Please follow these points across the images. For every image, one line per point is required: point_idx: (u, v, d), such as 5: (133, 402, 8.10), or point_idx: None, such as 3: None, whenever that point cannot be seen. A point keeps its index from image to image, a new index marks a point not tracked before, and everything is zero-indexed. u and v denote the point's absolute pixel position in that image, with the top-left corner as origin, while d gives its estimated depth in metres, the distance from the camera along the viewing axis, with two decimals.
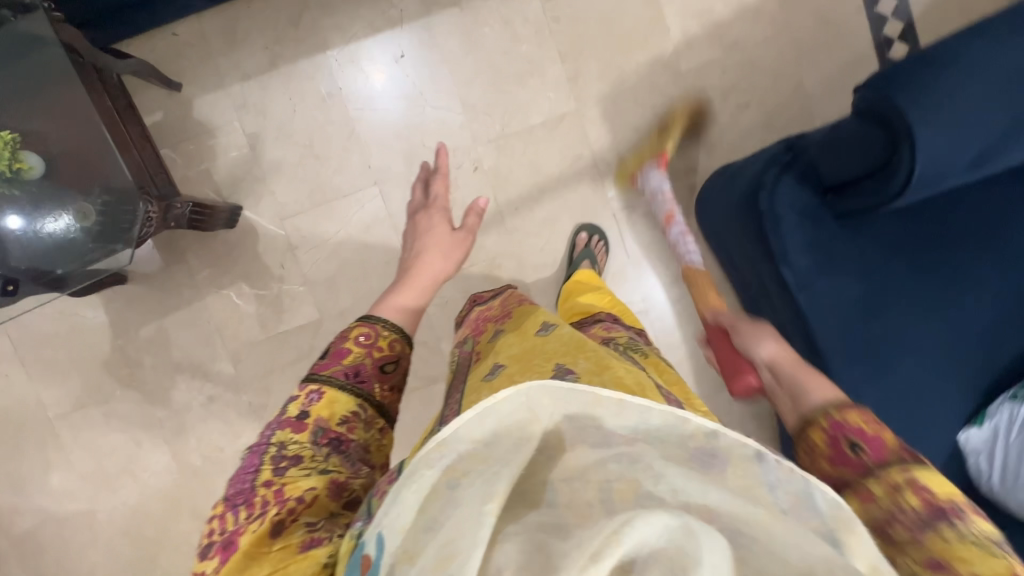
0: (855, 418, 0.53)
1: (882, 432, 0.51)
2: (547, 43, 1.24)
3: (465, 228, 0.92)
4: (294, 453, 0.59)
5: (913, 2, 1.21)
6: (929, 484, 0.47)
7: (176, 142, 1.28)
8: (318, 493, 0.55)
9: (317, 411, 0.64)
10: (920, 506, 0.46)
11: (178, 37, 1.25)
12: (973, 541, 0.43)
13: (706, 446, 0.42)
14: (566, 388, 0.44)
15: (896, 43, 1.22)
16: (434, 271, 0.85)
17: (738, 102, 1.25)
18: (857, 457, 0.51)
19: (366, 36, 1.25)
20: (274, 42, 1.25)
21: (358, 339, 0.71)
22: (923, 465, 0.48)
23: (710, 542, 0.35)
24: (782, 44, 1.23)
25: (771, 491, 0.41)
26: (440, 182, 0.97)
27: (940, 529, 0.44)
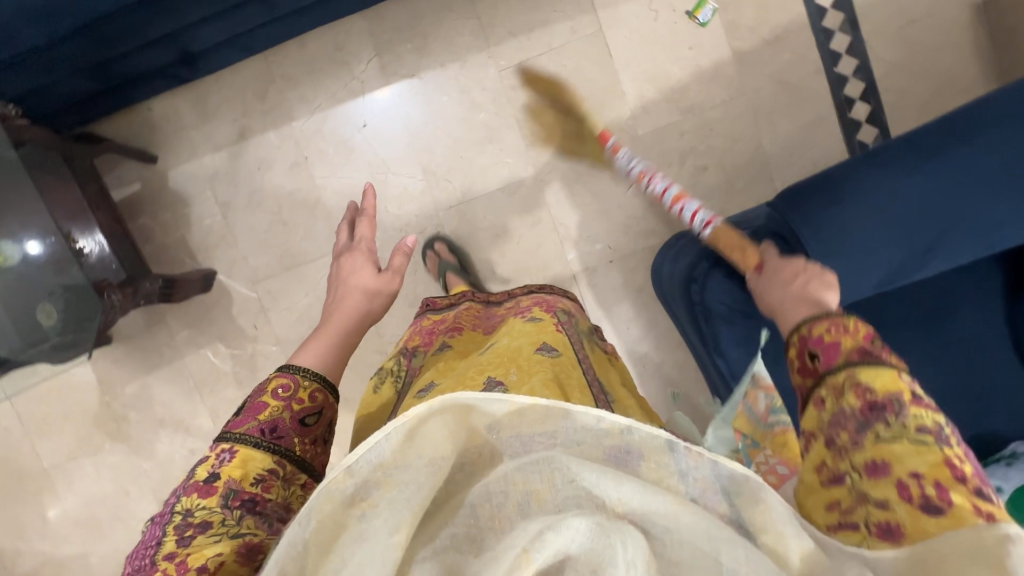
0: (821, 329, 0.52)
1: (840, 339, 0.50)
2: (504, 111, 1.26)
3: (391, 269, 0.79)
4: (200, 519, 0.55)
5: (875, 60, 1.19)
6: (869, 379, 0.46)
7: (154, 211, 1.34)
8: (223, 560, 0.50)
9: (228, 472, 0.59)
10: (857, 404, 0.45)
11: (152, 112, 1.30)
12: (906, 436, 0.42)
13: (620, 441, 0.42)
14: (477, 398, 0.42)
15: (856, 103, 1.21)
16: (356, 313, 0.74)
17: (696, 165, 1.25)
18: (812, 364, 0.51)
19: (329, 106, 1.28)
20: (242, 115, 1.30)
21: (276, 392, 0.65)
22: (875, 363, 0.47)
23: (626, 542, 0.38)
24: (740, 107, 1.22)
25: (683, 479, 0.41)
26: (366, 222, 0.83)
27: (874, 419, 0.44)
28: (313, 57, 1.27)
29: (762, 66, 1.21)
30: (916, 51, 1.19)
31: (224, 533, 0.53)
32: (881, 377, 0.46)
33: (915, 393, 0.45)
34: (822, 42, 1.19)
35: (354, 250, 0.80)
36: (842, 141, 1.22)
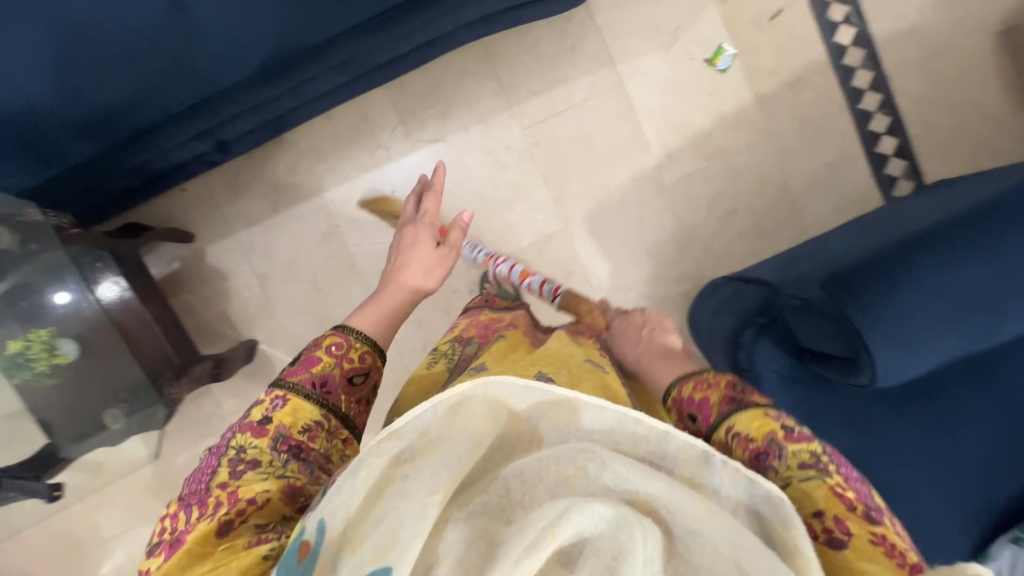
0: (689, 391, 0.60)
1: (708, 396, 0.59)
2: (530, 168, 1.28)
3: (448, 243, 0.87)
4: (252, 457, 0.59)
5: (898, 94, 1.19)
6: (746, 429, 0.54)
7: (194, 287, 1.37)
8: (270, 496, 0.56)
9: (279, 418, 0.62)
10: (748, 457, 0.52)
11: (187, 193, 1.33)
12: (808, 475, 0.50)
13: (657, 448, 0.48)
14: (523, 383, 0.48)
15: (883, 137, 1.20)
16: (410, 279, 0.81)
17: (724, 209, 1.25)
18: (696, 426, 0.58)
19: (357, 175, 1.31)
20: (274, 190, 1.33)
21: (329, 348, 0.69)
22: (743, 409, 0.55)
23: (644, 537, 0.39)
24: (764, 149, 1.23)
25: (717, 489, 0.47)
26: (433, 196, 0.92)
27: (768, 466, 0.51)
28: (340, 130, 1.30)
29: (784, 107, 1.21)
30: (940, 81, 1.18)
31: (271, 471, 0.58)
32: (754, 423, 0.54)
33: (785, 428, 0.53)
34: (843, 79, 1.20)
35: (419, 221, 0.90)
36: (870, 176, 1.22)
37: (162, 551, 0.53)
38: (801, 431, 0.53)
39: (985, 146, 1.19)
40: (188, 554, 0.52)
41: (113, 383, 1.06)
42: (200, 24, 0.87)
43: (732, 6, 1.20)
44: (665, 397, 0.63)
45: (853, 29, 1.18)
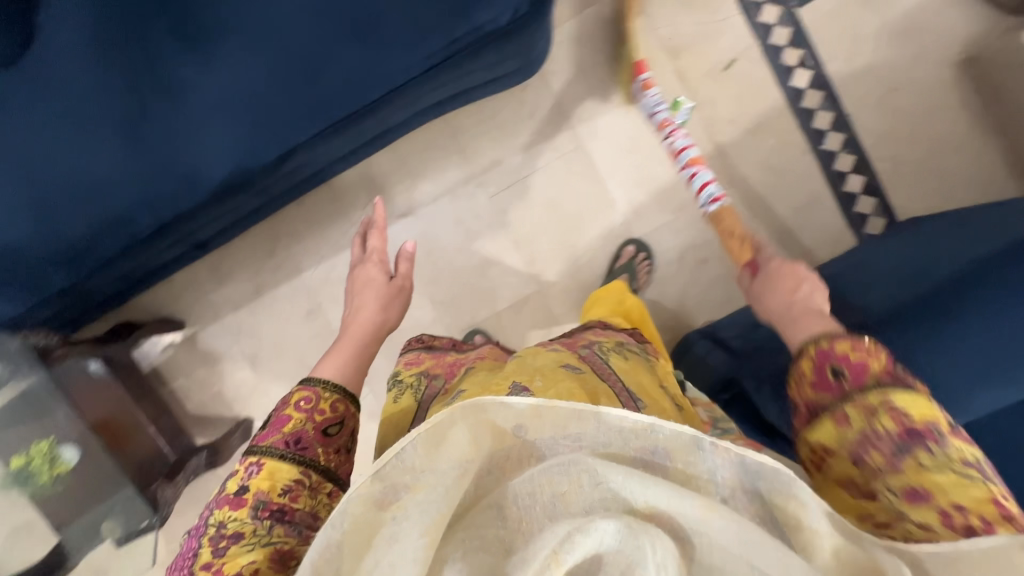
0: (844, 347, 0.55)
1: (868, 358, 0.53)
2: (500, 234, 1.29)
3: (399, 275, 0.88)
4: (233, 530, 0.58)
5: (861, 132, 1.18)
6: (904, 405, 0.50)
7: (189, 371, 1.42)
8: (257, 566, 0.55)
9: (257, 484, 0.61)
10: (893, 429, 0.49)
11: (175, 282, 1.38)
12: (946, 466, 0.47)
13: (644, 444, 0.46)
14: (495, 402, 0.47)
15: (850, 176, 1.20)
16: (372, 315, 0.81)
17: (696, 259, 1.25)
18: (835, 381, 0.54)
19: (333, 253, 1.35)
20: (256, 274, 1.37)
21: (298, 404, 0.68)
22: (906, 387, 0.51)
23: (654, 543, 0.39)
24: (731, 197, 1.23)
25: (713, 479, 0.45)
26: (377, 233, 0.92)
27: (913, 445, 0.48)
28: (313, 212, 1.33)
29: (747, 154, 1.21)
30: (903, 117, 1.17)
31: (256, 542, 0.57)
32: (916, 404, 0.50)
33: (949, 423, 0.49)
34: (803, 121, 1.19)
35: (366, 261, 0.90)
36: (840, 216, 1.21)
37: None
38: (962, 433, 0.50)
39: (956, 177, 1.17)
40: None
41: (107, 492, 1.12)
42: (158, 155, 0.90)
43: (685, 59, 1.20)
44: (802, 347, 0.59)
45: (809, 72, 1.18)
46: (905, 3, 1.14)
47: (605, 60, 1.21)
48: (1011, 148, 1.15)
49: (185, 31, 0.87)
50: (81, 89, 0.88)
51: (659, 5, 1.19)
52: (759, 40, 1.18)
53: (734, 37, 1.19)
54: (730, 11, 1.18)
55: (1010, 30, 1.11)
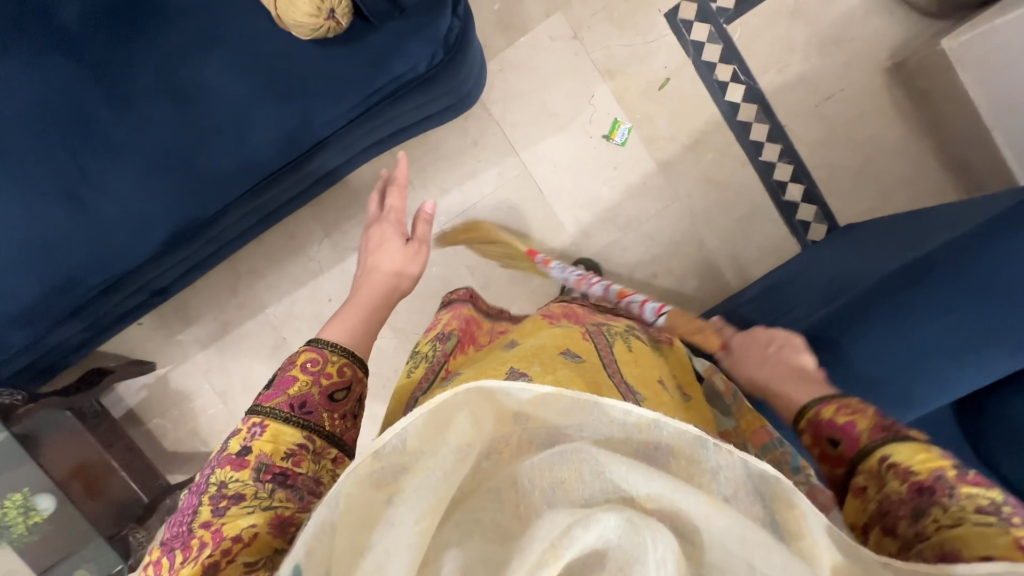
0: (830, 413, 0.56)
1: (854, 418, 0.54)
2: (454, 261, 1.31)
3: (416, 238, 0.87)
4: (234, 492, 0.53)
5: (798, 142, 1.21)
6: (905, 459, 0.48)
7: (163, 411, 1.45)
8: (257, 531, 0.50)
9: (259, 446, 0.57)
10: (903, 489, 0.47)
11: (143, 325, 1.41)
12: (963, 516, 0.43)
13: (648, 436, 0.44)
14: (503, 388, 0.44)
15: (789, 184, 1.22)
16: (385, 278, 0.80)
17: (646, 274, 1.28)
18: (837, 452, 0.54)
19: (294, 289, 1.37)
20: (221, 312, 1.40)
21: (305, 365, 0.64)
22: (898, 437, 0.50)
23: (654, 537, 0.37)
24: (676, 212, 1.25)
25: (714, 478, 0.43)
26: (396, 194, 0.93)
27: (925, 503, 0.45)
28: (271, 250, 1.36)
29: (688, 170, 1.24)
30: (837, 125, 1.19)
31: (257, 505, 0.52)
32: (917, 455, 0.48)
33: (956, 466, 0.46)
34: (741, 134, 1.21)
35: (384, 220, 0.89)
36: (782, 224, 1.23)
37: None
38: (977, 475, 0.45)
39: (894, 180, 1.20)
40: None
41: (81, 540, 1.15)
42: (104, 215, 0.93)
43: (621, 80, 1.22)
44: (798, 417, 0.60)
45: (743, 86, 1.20)
46: (831, 13, 1.16)
47: (544, 86, 1.23)
48: (944, 149, 1.17)
49: (120, 95, 0.89)
50: (23, 157, 0.91)
51: (591, 29, 1.21)
52: (692, 57, 1.20)
53: (668, 56, 1.20)
54: (662, 31, 1.20)
55: (934, 34, 1.13)
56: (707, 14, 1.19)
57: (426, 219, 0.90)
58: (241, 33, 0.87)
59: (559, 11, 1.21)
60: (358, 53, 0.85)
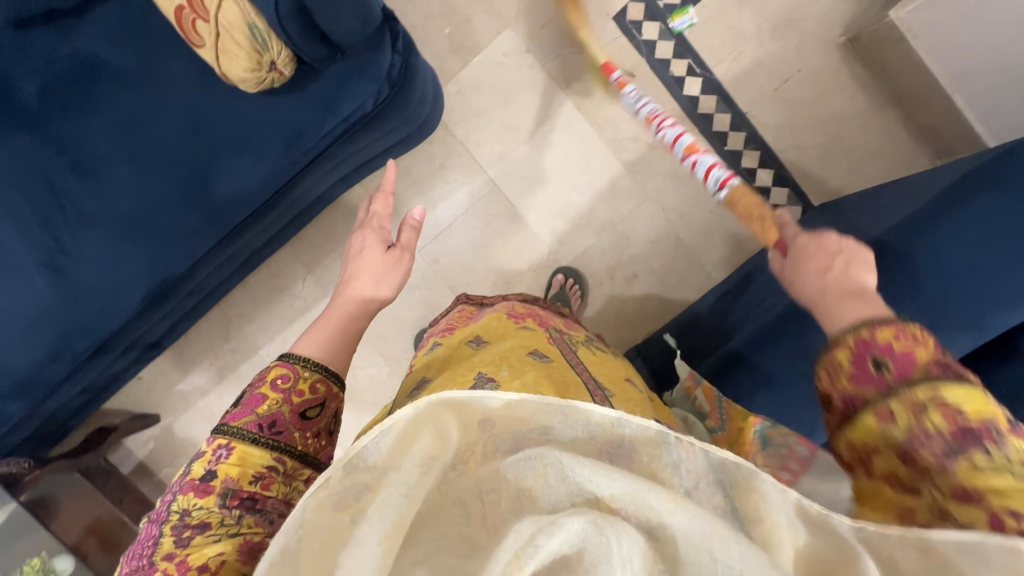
0: (887, 334, 0.45)
1: (916, 346, 0.43)
2: (435, 284, 1.32)
3: (399, 245, 0.79)
4: (198, 520, 0.53)
5: (761, 127, 1.20)
6: (958, 400, 0.40)
7: (172, 459, 1.47)
8: (225, 559, 0.50)
9: (225, 471, 0.55)
10: (946, 428, 0.40)
11: (144, 378, 1.44)
12: (1008, 469, 0.37)
13: (611, 437, 0.42)
14: (466, 395, 0.42)
15: (758, 170, 1.21)
16: (361, 292, 0.72)
17: (625, 275, 1.28)
18: (879, 374, 0.44)
19: (284, 328, 1.40)
20: (216, 358, 1.43)
21: (275, 382, 0.61)
22: (958, 378, 0.41)
23: (620, 538, 0.36)
24: (648, 210, 1.25)
25: (676, 472, 0.41)
26: (381, 197, 0.84)
27: (969, 446, 0.39)
28: (258, 293, 1.39)
29: (656, 168, 1.24)
30: (799, 106, 1.19)
31: (223, 532, 0.52)
32: (972, 398, 0.40)
33: (1012, 420, 0.39)
34: (704, 126, 1.21)
35: (366, 225, 0.81)
36: None
37: None
38: None
39: (863, 154, 1.19)
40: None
41: None
42: (80, 281, 0.96)
43: (578, 88, 1.23)
44: (838, 336, 0.48)
45: (699, 79, 1.20)
46: None
47: (503, 102, 1.25)
48: (909, 118, 1.16)
49: (84, 165, 0.93)
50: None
51: (543, 40, 1.22)
52: (645, 56, 1.20)
53: (621, 58, 1.21)
54: (612, 34, 1.20)
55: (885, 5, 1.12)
56: (655, 12, 1.19)
57: (414, 225, 0.82)
58: (192, 93, 0.90)
59: (509, 27, 1.22)
60: (304, 100, 0.87)
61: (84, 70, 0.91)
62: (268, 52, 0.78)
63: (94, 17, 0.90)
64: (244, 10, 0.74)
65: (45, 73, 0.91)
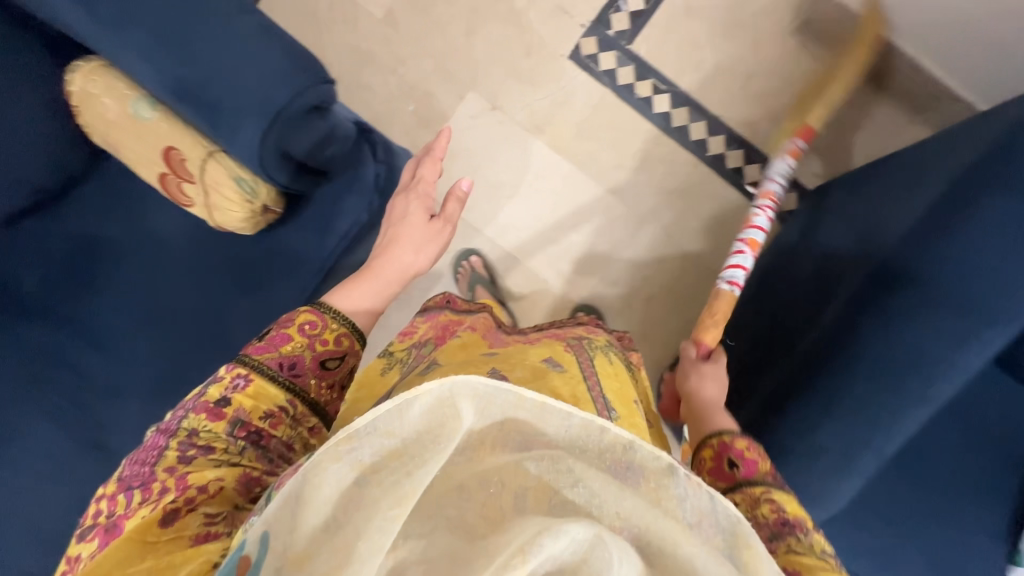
0: (741, 443, 0.63)
1: (759, 457, 0.62)
2: None
3: (443, 216, 0.79)
4: (205, 442, 0.54)
5: (737, 127, 1.21)
6: (782, 501, 0.57)
7: None
8: (223, 485, 0.51)
9: (239, 401, 0.58)
10: (770, 516, 0.55)
11: None
12: (810, 548, 0.52)
13: (624, 458, 0.44)
14: (494, 386, 0.43)
15: (745, 168, 1.22)
16: (403, 260, 0.75)
17: (642, 299, 1.27)
18: (732, 472, 0.61)
19: None
20: None
21: (303, 327, 0.64)
22: (783, 488, 0.58)
23: (622, 559, 0.39)
24: (649, 231, 1.25)
25: (681, 505, 0.44)
26: (429, 161, 0.80)
27: (785, 533, 0.54)
28: None
29: (645, 190, 1.24)
30: (768, 98, 1.20)
31: (225, 459, 0.53)
32: (791, 502, 0.57)
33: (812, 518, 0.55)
34: (682, 139, 1.22)
35: (410, 190, 0.80)
36: (754, 206, 1.23)
37: (92, 537, 0.47)
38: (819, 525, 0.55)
39: (841, 128, 1.19)
40: (123, 544, 0.46)
41: None
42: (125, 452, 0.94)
43: (551, 132, 1.23)
44: (709, 436, 0.67)
45: (667, 95, 1.21)
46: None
47: (482, 162, 1.25)
48: (877, 84, 1.17)
49: (103, 340, 0.94)
50: (27, 421, 0.91)
51: (506, 94, 1.22)
52: (609, 85, 1.21)
53: (585, 94, 1.22)
54: (572, 73, 1.21)
55: None
56: (608, 41, 1.20)
57: (460, 197, 0.81)
58: (192, 247, 0.91)
59: (471, 90, 1.23)
60: (299, 228, 0.88)
61: (81, 250, 0.92)
62: (258, 198, 0.78)
63: (81, 197, 0.92)
64: (229, 168, 0.75)
65: (44, 262, 0.92)
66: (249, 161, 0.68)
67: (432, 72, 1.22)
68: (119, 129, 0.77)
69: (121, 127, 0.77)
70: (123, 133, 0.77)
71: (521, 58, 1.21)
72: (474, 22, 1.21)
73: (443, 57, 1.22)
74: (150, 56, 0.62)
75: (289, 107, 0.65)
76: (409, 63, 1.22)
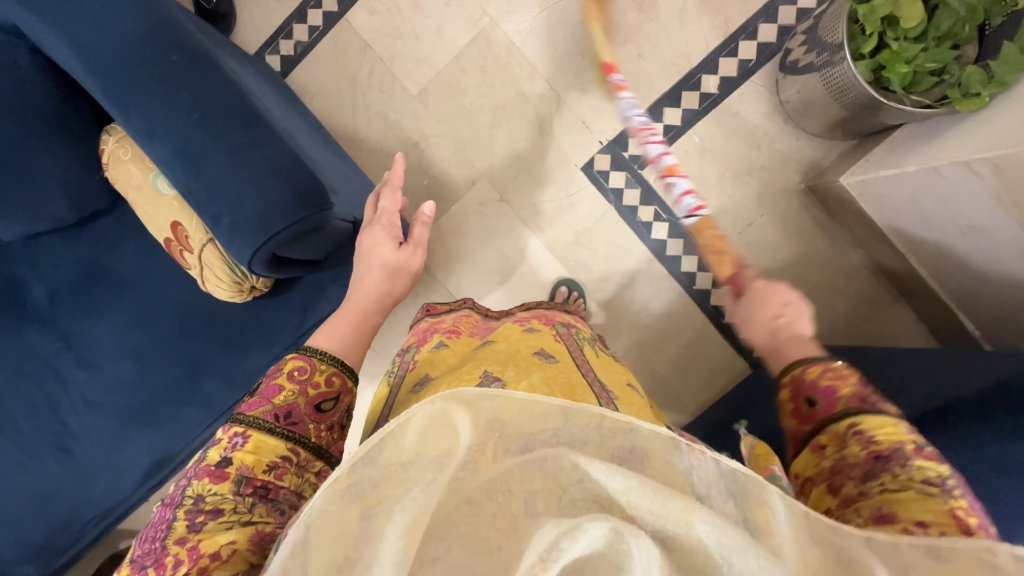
0: (815, 373, 0.56)
1: (838, 385, 0.54)
2: None
3: (412, 242, 0.83)
4: (211, 505, 0.53)
5: (728, 268, 1.24)
6: (872, 430, 0.50)
7: None
8: (236, 547, 0.51)
9: (241, 458, 0.56)
10: (861, 453, 0.49)
11: None
12: (909, 484, 0.45)
13: (624, 441, 0.40)
14: (479, 392, 0.39)
15: (728, 307, 1.25)
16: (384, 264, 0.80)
17: None
18: (811, 410, 0.55)
19: None
20: None
21: (292, 374, 0.64)
22: (875, 411, 0.51)
23: (639, 546, 0.36)
24: (625, 344, 1.28)
25: (689, 478, 0.39)
26: (389, 191, 0.86)
27: (880, 468, 0.48)
28: None
29: (629, 306, 1.27)
30: (762, 249, 1.22)
31: (236, 519, 0.52)
32: (885, 429, 0.49)
33: (916, 442, 0.48)
34: (674, 267, 1.25)
35: (375, 221, 0.84)
36: (729, 345, 1.25)
37: None
38: (933, 451, 0.48)
39: (827, 292, 1.22)
40: None
41: None
42: (89, 465, 1.00)
43: (550, 232, 1.27)
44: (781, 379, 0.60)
45: (666, 223, 1.24)
46: (737, 147, 1.21)
47: (478, 247, 1.29)
48: (870, 259, 1.19)
49: (88, 359, 1.00)
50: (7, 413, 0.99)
51: (515, 189, 1.27)
52: (613, 203, 1.25)
53: (589, 205, 1.26)
54: (581, 183, 1.26)
55: (841, 155, 1.16)
56: (621, 162, 1.25)
57: (424, 219, 0.87)
58: (188, 291, 0.98)
59: (483, 178, 1.28)
60: (286, 305, 0.97)
61: (89, 275, 0.99)
62: (247, 279, 0.85)
63: (96, 228, 0.99)
64: (223, 254, 0.82)
65: (52, 277, 0.99)
66: (241, 260, 0.74)
67: (450, 154, 1.28)
68: (137, 192, 0.84)
69: (139, 191, 0.84)
70: (139, 194, 0.84)
71: (535, 160, 1.26)
72: (500, 116, 1.26)
73: (464, 142, 1.27)
74: (172, 169, 0.71)
75: (276, 236, 0.71)
76: (431, 141, 1.28)
